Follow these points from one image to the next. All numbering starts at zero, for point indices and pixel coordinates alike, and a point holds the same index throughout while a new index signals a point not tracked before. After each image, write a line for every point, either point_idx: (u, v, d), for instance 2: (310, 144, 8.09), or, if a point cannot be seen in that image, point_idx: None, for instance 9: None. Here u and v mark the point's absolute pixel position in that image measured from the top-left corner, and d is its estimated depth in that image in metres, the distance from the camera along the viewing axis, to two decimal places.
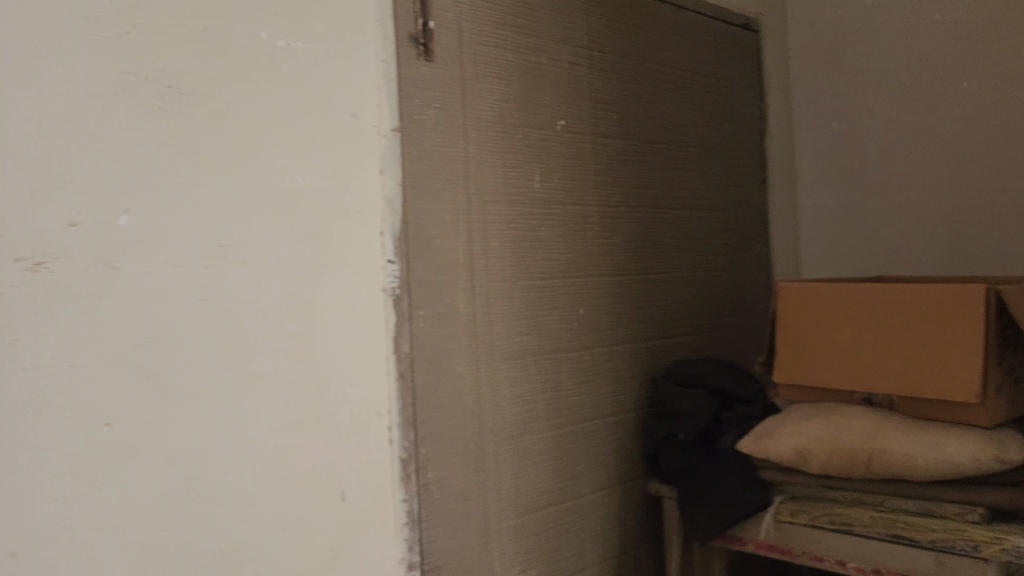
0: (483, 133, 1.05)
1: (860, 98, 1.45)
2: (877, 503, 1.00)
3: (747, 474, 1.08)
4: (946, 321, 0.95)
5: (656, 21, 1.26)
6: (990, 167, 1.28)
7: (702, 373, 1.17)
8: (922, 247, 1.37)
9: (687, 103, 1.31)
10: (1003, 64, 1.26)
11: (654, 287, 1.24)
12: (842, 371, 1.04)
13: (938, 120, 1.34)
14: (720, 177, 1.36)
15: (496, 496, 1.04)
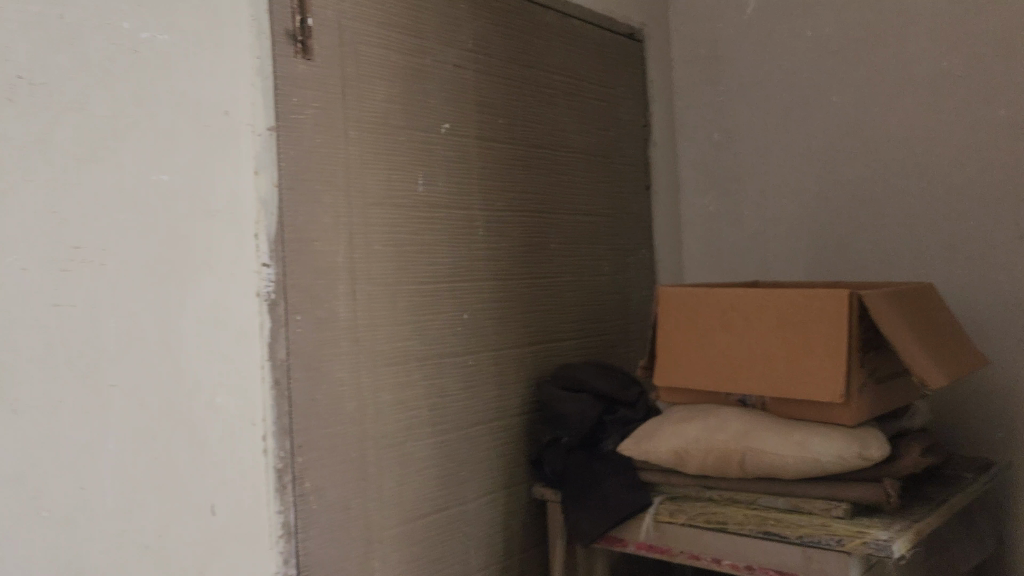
0: (365, 133, 1.03)
1: (739, 109, 1.50)
2: (749, 501, 1.04)
3: (629, 476, 1.10)
4: (814, 325, 0.99)
5: (543, 27, 1.27)
6: (859, 177, 1.35)
7: (586, 376, 1.19)
8: (797, 253, 1.43)
9: (574, 109, 1.33)
10: (870, 81, 1.33)
11: (540, 292, 1.25)
12: (719, 374, 1.07)
13: (811, 132, 1.40)
14: (605, 184, 1.38)
15: (377, 504, 1.02)
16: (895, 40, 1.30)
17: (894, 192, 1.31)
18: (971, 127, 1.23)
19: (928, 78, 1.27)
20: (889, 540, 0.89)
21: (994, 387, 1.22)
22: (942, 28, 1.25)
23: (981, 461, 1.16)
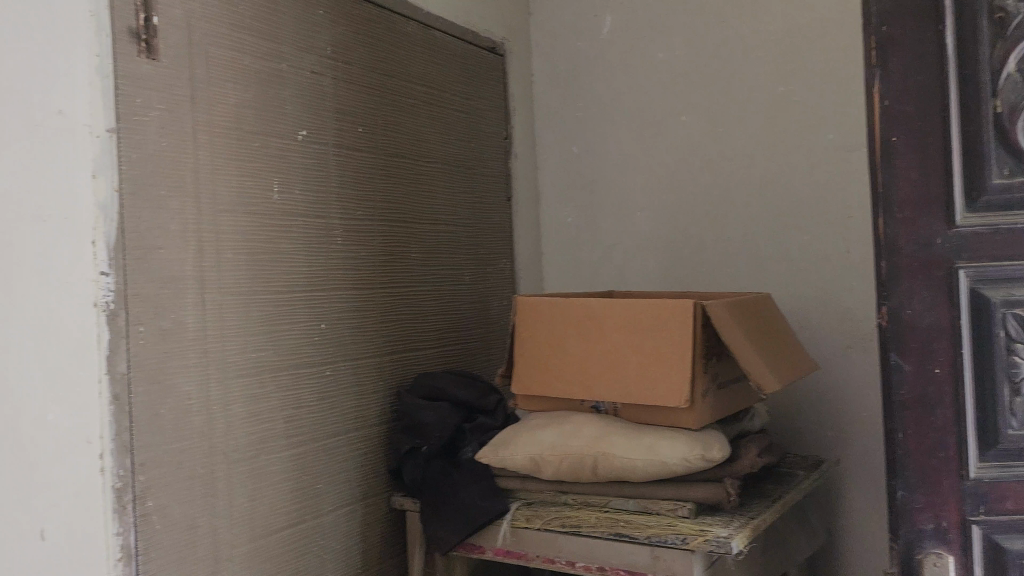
0: (216, 137, 0.99)
1: (596, 125, 1.55)
2: (602, 504, 1.06)
3: (487, 483, 1.11)
4: (662, 334, 1.03)
5: (406, 36, 1.27)
6: (707, 192, 1.42)
7: (445, 385, 1.20)
8: (652, 263, 1.49)
9: (435, 119, 1.33)
10: (716, 101, 1.41)
11: (400, 301, 1.25)
12: (573, 382, 1.10)
13: (663, 148, 1.47)
14: (465, 194, 1.40)
15: (227, 522, 0.98)
16: (738, 63, 1.39)
17: (738, 207, 1.39)
18: (804, 147, 1.32)
19: (768, 100, 1.36)
20: (728, 537, 0.94)
21: (823, 390, 1.32)
22: (778, 55, 1.34)
23: (812, 459, 1.25)
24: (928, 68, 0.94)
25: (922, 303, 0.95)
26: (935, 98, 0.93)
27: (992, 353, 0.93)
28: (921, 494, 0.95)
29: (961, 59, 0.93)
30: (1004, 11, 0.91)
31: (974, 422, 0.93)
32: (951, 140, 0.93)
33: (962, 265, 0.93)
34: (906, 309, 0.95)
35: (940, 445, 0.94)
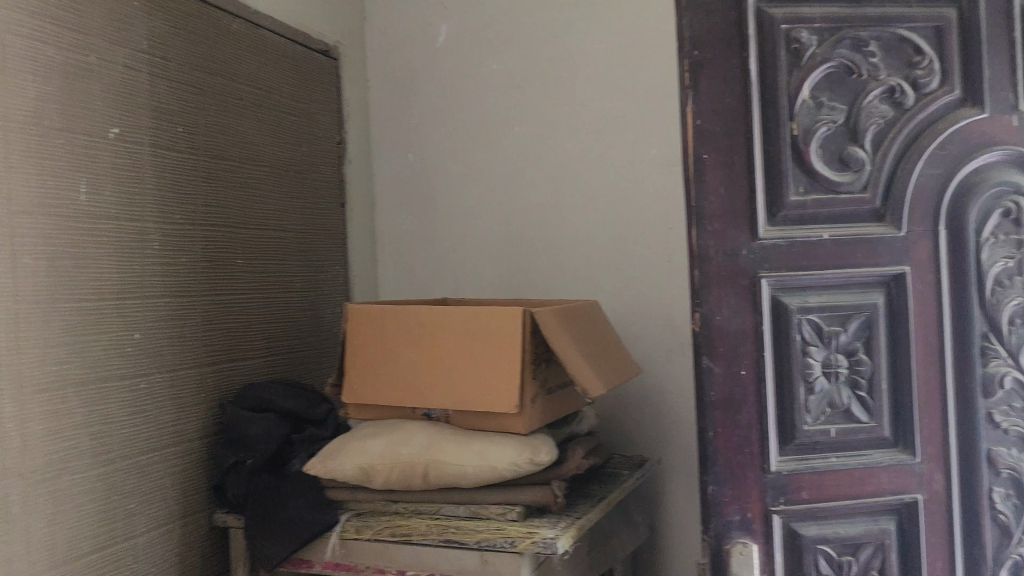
0: (13, 132, 0.90)
1: (431, 133, 1.55)
2: (432, 512, 1.06)
3: (315, 495, 1.09)
4: (493, 342, 1.05)
5: (232, 34, 1.23)
6: (539, 202, 1.46)
7: (272, 396, 1.16)
8: (487, 270, 1.51)
9: (263, 121, 1.29)
10: (548, 113, 1.46)
11: (224, 308, 1.20)
12: (404, 390, 1.10)
13: (497, 158, 1.50)
14: (295, 199, 1.37)
15: (25, 550, 0.90)
16: (569, 78, 1.44)
17: (568, 217, 1.44)
18: (630, 161, 1.39)
19: (597, 114, 1.42)
20: (554, 538, 0.97)
21: (645, 393, 1.38)
22: (606, 71, 1.41)
23: (635, 459, 1.31)
24: (733, 89, 1.00)
25: (728, 309, 1.01)
26: (740, 119, 1.01)
27: (790, 355, 1.01)
28: (728, 488, 1.01)
29: (763, 85, 1.01)
30: (800, 43, 1.00)
31: (774, 419, 1.01)
32: (755, 159, 1.00)
33: (765, 275, 1.01)
34: (715, 316, 1.01)
35: (744, 441, 1.01)
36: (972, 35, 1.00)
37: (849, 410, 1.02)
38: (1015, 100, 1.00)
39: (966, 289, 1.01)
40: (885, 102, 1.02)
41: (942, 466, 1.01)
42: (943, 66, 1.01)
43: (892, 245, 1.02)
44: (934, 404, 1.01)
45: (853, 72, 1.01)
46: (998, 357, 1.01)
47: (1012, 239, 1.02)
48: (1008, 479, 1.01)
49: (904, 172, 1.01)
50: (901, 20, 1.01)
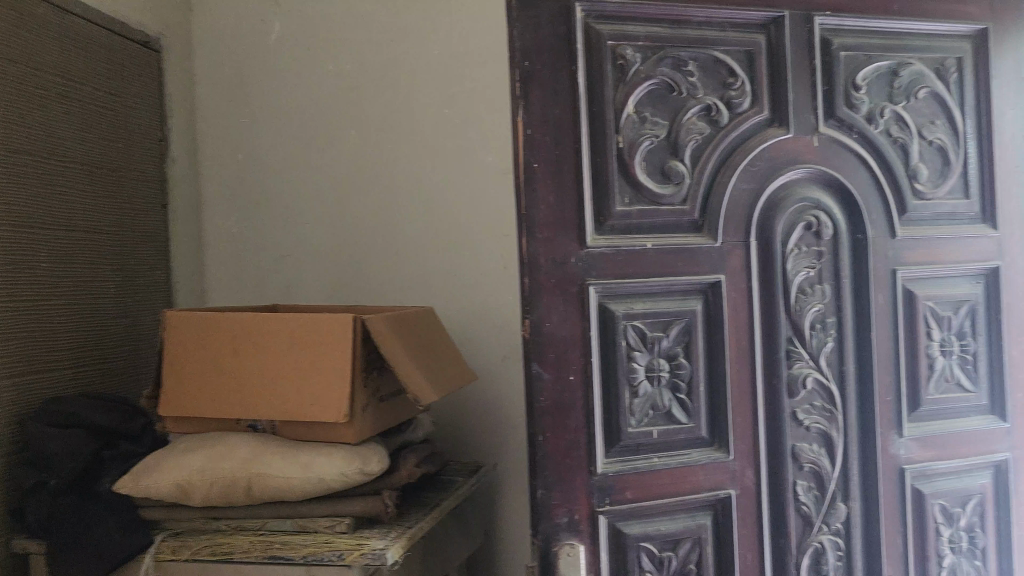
0: None
1: (264, 133, 1.49)
2: (258, 528, 1.03)
3: (126, 515, 1.02)
4: (321, 350, 1.02)
5: (39, 18, 1.13)
6: (378, 207, 1.44)
7: (81, 412, 1.07)
8: (323, 276, 1.47)
9: (72, 114, 1.20)
10: (388, 117, 1.44)
11: (25, 315, 1.09)
12: (227, 402, 1.05)
13: (334, 161, 1.46)
14: (109, 199, 1.28)
15: None
16: (409, 83, 1.43)
17: (406, 223, 1.43)
18: (469, 169, 1.41)
19: (436, 120, 1.42)
20: (383, 549, 0.96)
21: (482, 400, 1.39)
22: (447, 78, 1.41)
23: (470, 466, 1.31)
24: (562, 100, 1.02)
25: (557, 316, 1.03)
26: (569, 129, 1.02)
27: (616, 360, 1.04)
28: (557, 491, 1.02)
29: (591, 98, 1.03)
30: (625, 59, 1.04)
31: (600, 421, 1.04)
32: (583, 169, 1.03)
33: (592, 282, 1.03)
34: (545, 323, 1.02)
35: (573, 445, 1.03)
36: (777, 61, 1.09)
37: (670, 413, 1.06)
38: (816, 121, 1.10)
39: (774, 296, 1.09)
40: (703, 119, 1.08)
41: (753, 462, 1.08)
42: (753, 88, 1.09)
43: (709, 254, 1.07)
44: (746, 404, 1.08)
45: (673, 89, 1.06)
46: (801, 359, 1.10)
47: (813, 250, 1.11)
48: (810, 473, 1.10)
49: (720, 186, 1.08)
50: (717, 43, 1.07)
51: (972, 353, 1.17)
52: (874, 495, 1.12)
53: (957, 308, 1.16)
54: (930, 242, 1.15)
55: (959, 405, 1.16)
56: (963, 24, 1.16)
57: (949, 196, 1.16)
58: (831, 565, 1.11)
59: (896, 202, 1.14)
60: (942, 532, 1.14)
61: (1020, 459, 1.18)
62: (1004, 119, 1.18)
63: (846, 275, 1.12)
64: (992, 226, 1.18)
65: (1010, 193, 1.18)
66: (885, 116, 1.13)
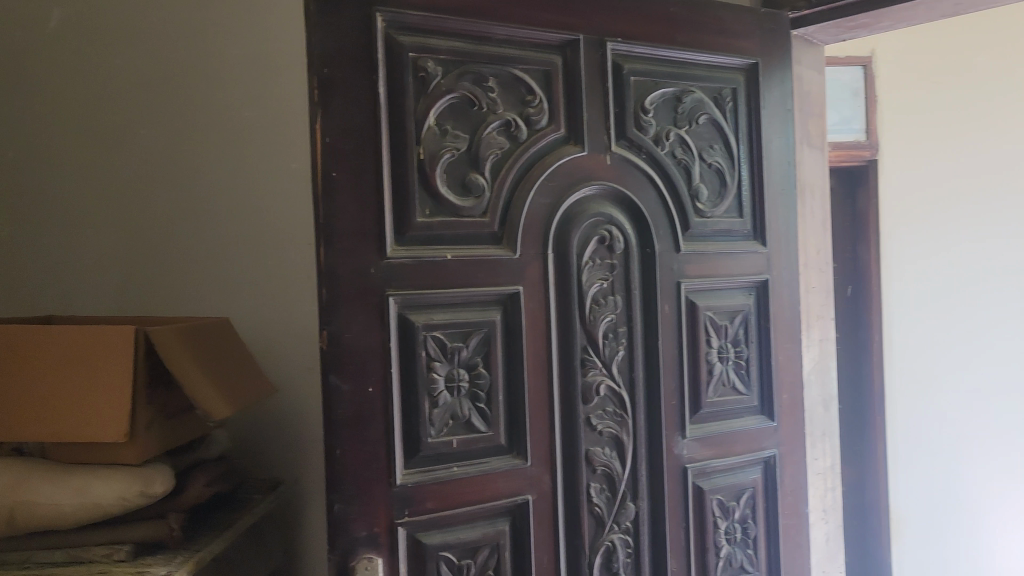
0: None
1: (32, 126, 1.34)
2: (19, 561, 0.93)
3: None
4: (99, 366, 0.95)
5: None
6: (171, 212, 1.36)
7: None
8: (108, 286, 1.36)
9: None
10: (183, 119, 1.36)
11: None
12: None
13: (119, 162, 1.35)
14: None
15: None
16: (206, 83, 1.36)
17: (203, 230, 1.37)
18: (271, 175, 1.37)
19: (236, 124, 1.36)
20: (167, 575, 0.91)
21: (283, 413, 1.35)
22: (248, 80, 1.36)
23: (268, 483, 1.26)
24: (363, 110, 1.00)
25: (356, 327, 1.01)
26: (371, 138, 1.01)
27: (416, 371, 1.04)
28: (356, 505, 1.00)
29: (392, 108, 1.03)
30: (425, 72, 1.04)
31: (400, 433, 1.03)
32: (383, 180, 1.02)
33: (392, 293, 1.02)
34: (344, 334, 1.00)
35: (373, 457, 1.01)
36: (573, 81, 1.14)
37: (469, 421, 1.07)
38: (608, 141, 1.17)
39: (569, 307, 1.14)
40: (502, 134, 1.10)
41: (549, 467, 1.12)
42: (550, 107, 1.13)
43: (508, 266, 1.10)
44: (543, 411, 1.12)
45: (474, 104, 1.08)
46: (595, 367, 1.15)
47: (606, 262, 1.17)
48: (603, 475, 1.16)
49: (519, 200, 1.11)
50: (516, 61, 1.11)
51: (745, 359, 1.28)
52: (660, 493, 1.19)
53: (732, 317, 1.26)
54: (709, 256, 1.24)
55: (734, 407, 1.26)
56: (738, 58, 1.27)
57: (726, 214, 1.27)
58: (621, 562, 1.16)
59: (680, 219, 1.22)
60: (719, 525, 1.24)
61: (785, 454, 1.31)
62: (771, 146, 1.30)
63: (636, 287, 1.19)
64: (761, 243, 1.30)
65: (776, 213, 1.31)
66: (670, 138, 1.21)
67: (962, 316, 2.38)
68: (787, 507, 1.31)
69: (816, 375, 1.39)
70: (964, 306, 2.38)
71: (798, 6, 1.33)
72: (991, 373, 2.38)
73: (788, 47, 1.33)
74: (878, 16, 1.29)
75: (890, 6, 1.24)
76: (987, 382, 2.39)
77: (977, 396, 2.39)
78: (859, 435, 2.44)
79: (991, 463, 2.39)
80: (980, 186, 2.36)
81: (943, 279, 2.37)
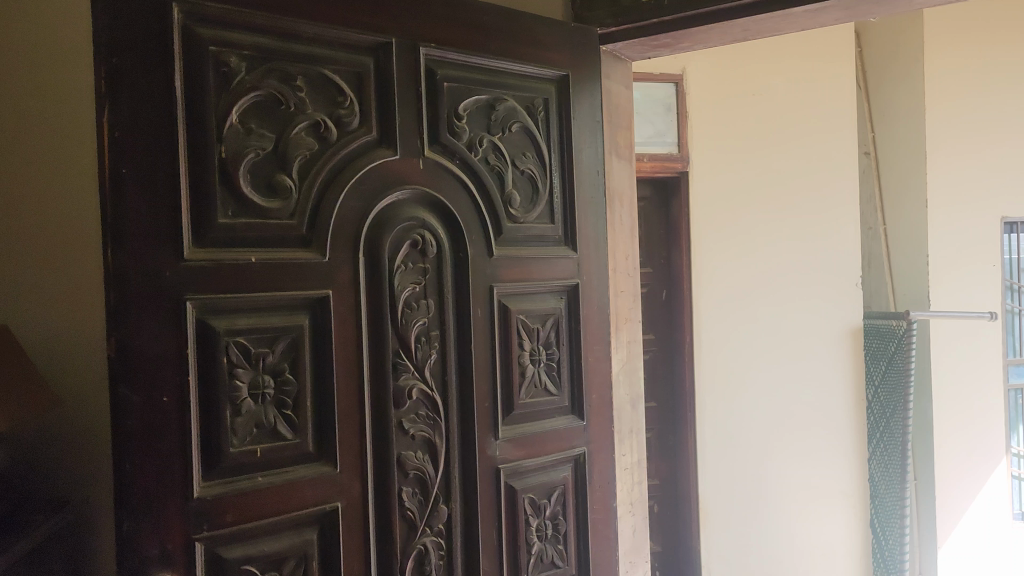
0: None
1: None
2: None
3: None
4: None
5: None
6: None
7: None
8: None
9: None
10: None
11: None
12: None
13: None
14: None
15: None
16: None
17: None
18: None
19: None
20: None
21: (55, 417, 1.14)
22: None
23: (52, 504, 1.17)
24: (157, 103, 0.94)
25: (147, 333, 0.94)
26: (165, 133, 0.95)
27: (217, 378, 0.99)
28: (145, 521, 0.94)
29: (189, 102, 0.97)
30: (228, 67, 1.00)
31: (197, 444, 0.98)
32: (179, 177, 0.96)
33: (190, 298, 0.96)
34: (132, 340, 0.93)
35: (165, 470, 0.95)
36: (385, 84, 1.14)
37: (274, 429, 1.04)
38: (420, 145, 1.17)
39: (381, 311, 1.13)
40: (311, 135, 1.08)
41: (360, 473, 1.10)
42: (361, 109, 1.12)
43: (317, 270, 1.07)
44: (353, 417, 1.10)
45: (281, 102, 1.05)
46: (407, 371, 1.15)
47: (418, 266, 1.17)
48: (415, 479, 1.16)
49: (328, 202, 1.08)
50: (324, 61, 1.09)
51: (556, 361, 1.32)
52: (473, 495, 1.21)
53: (544, 321, 1.31)
54: (522, 260, 1.27)
55: (545, 407, 1.30)
56: (548, 69, 1.31)
57: (538, 220, 1.31)
58: (433, 565, 1.17)
59: (493, 224, 1.25)
60: (531, 523, 1.27)
61: (594, 451, 1.36)
62: (581, 155, 1.36)
63: (449, 291, 1.20)
64: (572, 249, 1.34)
65: (586, 219, 1.36)
66: (483, 145, 1.24)
67: (756, 308, 2.66)
68: (596, 501, 1.36)
69: (624, 375, 1.47)
70: (758, 299, 2.67)
71: (606, 24, 1.39)
72: (778, 359, 2.70)
73: (597, 62, 1.39)
74: (677, 37, 1.38)
75: (687, 27, 1.32)
76: (775, 367, 2.69)
77: (767, 380, 2.68)
78: (670, 404, 2.69)
79: (777, 438, 2.70)
80: (767, 194, 2.68)
81: (740, 275, 2.64)
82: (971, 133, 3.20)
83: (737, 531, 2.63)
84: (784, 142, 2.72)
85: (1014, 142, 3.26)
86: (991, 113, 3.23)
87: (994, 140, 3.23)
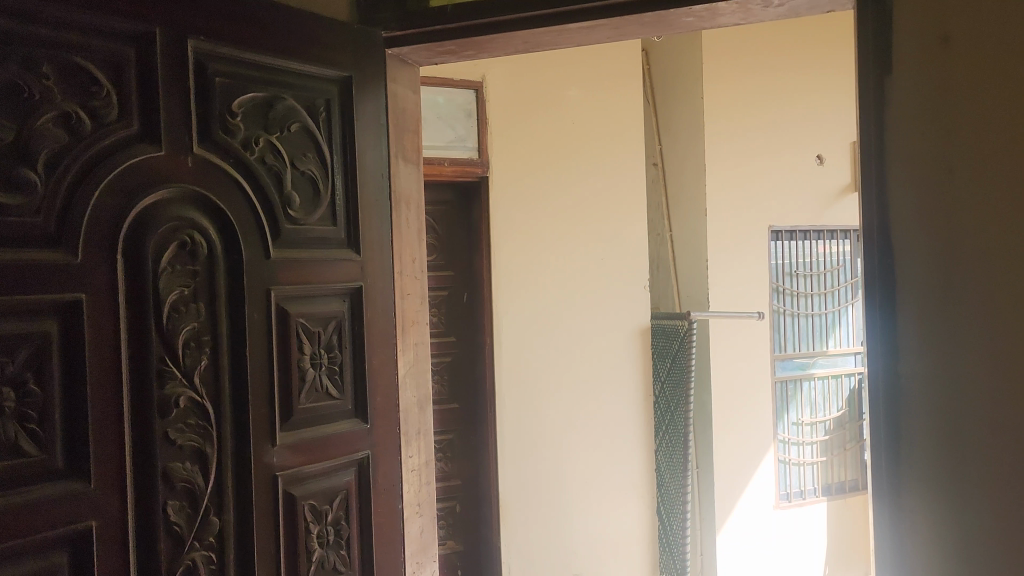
0: None
1: None
2: None
3: None
4: None
5: None
6: None
7: None
8: None
9: None
10: None
11: None
12: None
13: None
14: None
15: None
16: None
17: None
18: None
19: None
20: None
21: None
22: None
23: None
24: None
25: None
26: None
27: None
28: None
29: None
30: None
31: None
32: None
33: None
34: None
35: None
36: (149, 76, 1.07)
37: (16, 445, 0.95)
38: (190, 141, 1.12)
39: (144, 315, 1.06)
40: (60, 126, 1.00)
41: (119, 491, 1.02)
42: (120, 101, 1.05)
43: (68, 273, 0.98)
44: (111, 429, 1.02)
45: (23, 90, 0.96)
46: (173, 378, 1.09)
47: (187, 268, 1.12)
48: (183, 491, 1.10)
49: (81, 199, 1.00)
50: (77, 48, 1.01)
51: (338, 365, 1.31)
52: (248, 505, 1.17)
53: (326, 323, 1.30)
54: (302, 262, 1.25)
55: (326, 411, 1.29)
56: (328, 69, 1.31)
57: (319, 222, 1.29)
58: None
59: (270, 225, 1.21)
60: (311, 529, 1.25)
61: (378, 454, 1.36)
62: (363, 157, 1.36)
63: (221, 293, 1.16)
64: (355, 251, 1.34)
65: (370, 221, 1.37)
66: (259, 144, 1.21)
67: (550, 309, 2.79)
68: (379, 505, 1.36)
69: (410, 377, 1.49)
70: (553, 302, 2.79)
71: (391, 27, 1.39)
72: (573, 359, 2.83)
73: (380, 66, 1.40)
74: (462, 45, 1.42)
75: (472, 36, 1.36)
76: (570, 366, 2.82)
77: (562, 379, 2.81)
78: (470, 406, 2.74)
79: (572, 433, 2.83)
80: (560, 201, 2.81)
81: (535, 278, 2.75)
82: (743, 148, 3.51)
83: (534, 526, 2.74)
84: (577, 151, 2.85)
85: (782, 158, 3.61)
86: (763, 130, 3.55)
87: (765, 155, 3.56)
